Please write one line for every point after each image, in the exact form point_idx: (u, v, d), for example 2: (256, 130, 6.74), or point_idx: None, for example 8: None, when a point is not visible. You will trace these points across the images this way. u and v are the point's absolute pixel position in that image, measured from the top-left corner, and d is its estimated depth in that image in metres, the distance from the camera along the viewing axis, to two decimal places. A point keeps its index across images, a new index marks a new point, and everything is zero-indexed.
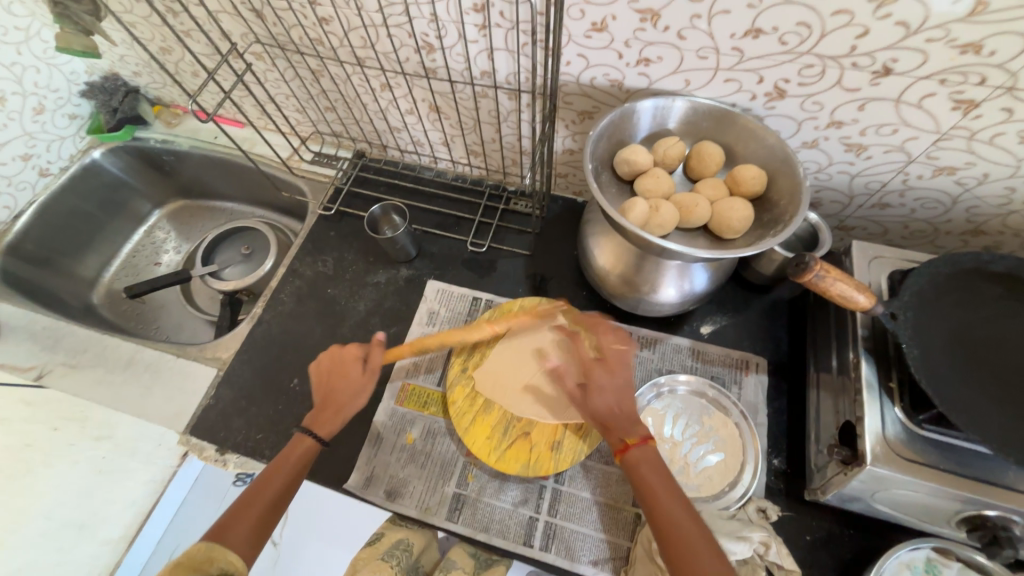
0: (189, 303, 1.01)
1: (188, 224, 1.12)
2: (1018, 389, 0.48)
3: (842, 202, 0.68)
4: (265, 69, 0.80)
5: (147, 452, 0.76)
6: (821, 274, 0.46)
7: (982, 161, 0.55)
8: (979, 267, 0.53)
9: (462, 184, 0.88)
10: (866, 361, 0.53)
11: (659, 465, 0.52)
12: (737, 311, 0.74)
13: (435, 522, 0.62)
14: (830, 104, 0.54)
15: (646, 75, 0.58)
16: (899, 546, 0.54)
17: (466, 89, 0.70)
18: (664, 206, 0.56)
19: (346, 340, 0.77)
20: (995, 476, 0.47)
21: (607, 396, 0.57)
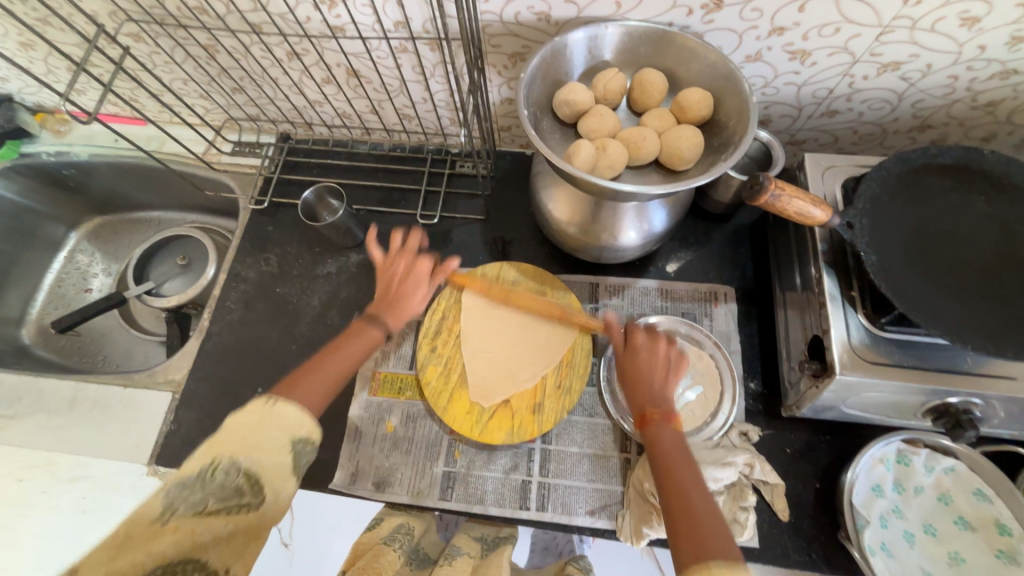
0: (133, 327, 0.94)
1: (114, 242, 1.02)
2: (972, 277, 0.48)
3: (792, 115, 0.66)
4: (149, 52, 0.70)
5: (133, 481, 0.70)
6: (776, 193, 0.44)
7: (925, 51, 0.53)
8: (927, 162, 0.52)
9: (401, 154, 0.82)
10: (828, 275, 0.53)
11: (685, 450, 0.46)
12: (700, 244, 0.73)
13: (428, 504, 0.61)
14: (769, 9, 0.51)
15: (573, 3, 0.53)
16: (872, 444, 0.56)
17: (382, 45, 0.63)
18: (610, 145, 0.52)
19: (306, 338, 0.72)
20: (954, 364, 0.49)
21: (633, 370, 0.51)
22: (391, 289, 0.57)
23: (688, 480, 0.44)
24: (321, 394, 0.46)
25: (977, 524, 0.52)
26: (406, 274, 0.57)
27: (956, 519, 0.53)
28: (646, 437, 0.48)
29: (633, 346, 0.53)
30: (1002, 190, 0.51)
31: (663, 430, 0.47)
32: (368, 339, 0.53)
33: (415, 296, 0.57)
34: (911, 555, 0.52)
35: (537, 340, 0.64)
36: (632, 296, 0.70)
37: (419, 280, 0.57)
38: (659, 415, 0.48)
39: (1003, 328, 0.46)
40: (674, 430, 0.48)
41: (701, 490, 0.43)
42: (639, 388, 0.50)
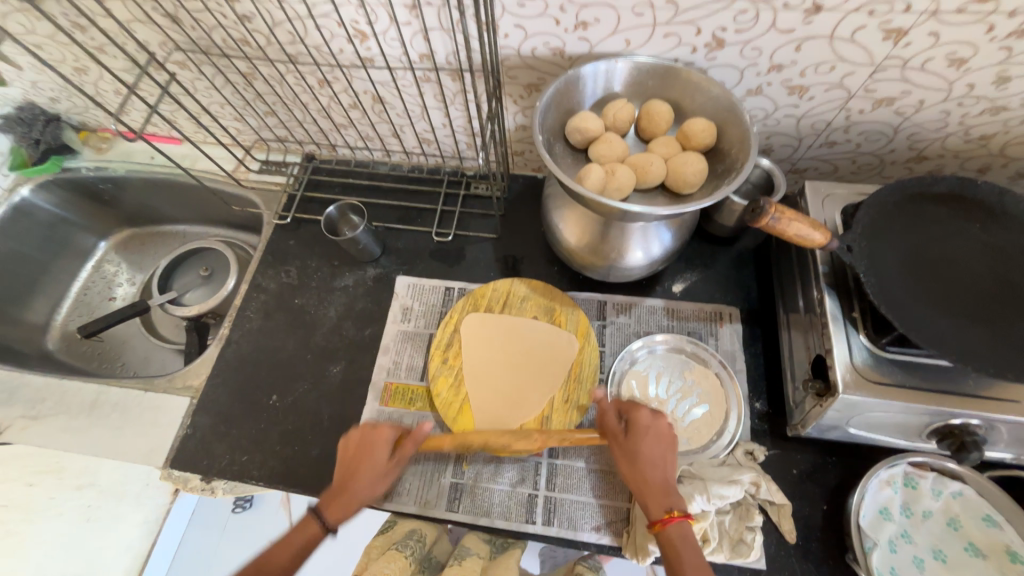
0: (153, 335, 0.97)
1: (140, 253, 1.07)
2: (970, 300, 0.50)
3: (793, 145, 0.69)
4: (192, 78, 0.76)
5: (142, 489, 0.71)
6: (776, 217, 0.47)
7: (917, 88, 0.57)
8: (923, 190, 0.55)
9: (419, 175, 0.86)
10: (830, 297, 0.55)
11: (698, 550, 0.48)
12: (705, 265, 0.75)
13: (435, 514, 0.62)
14: (768, 48, 0.55)
15: (586, 39, 0.57)
16: (878, 466, 0.56)
17: (407, 75, 0.68)
18: (619, 169, 0.55)
19: (321, 348, 0.74)
20: (956, 385, 0.50)
21: (643, 456, 0.53)
22: (347, 469, 0.57)
23: (692, 560, 0.47)
24: (297, 554, 0.51)
25: (987, 551, 0.52)
26: (360, 446, 0.58)
27: (967, 545, 0.53)
28: (662, 539, 0.49)
29: (640, 448, 0.53)
30: (996, 218, 0.53)
31: (647, 444, 0.53)
32: (308, 526, 0.53)
33: (369, 489, 0.55)
34: None
35: (544, 356, 0.66)
36: (638, 314, 0.72)
37: (375, 449, 0.57)
38: (676, 513, 0.49)
39: (1002, 351, 0.47)
40: (683, 528, 0.48)
41: (662, 462, 0.53)
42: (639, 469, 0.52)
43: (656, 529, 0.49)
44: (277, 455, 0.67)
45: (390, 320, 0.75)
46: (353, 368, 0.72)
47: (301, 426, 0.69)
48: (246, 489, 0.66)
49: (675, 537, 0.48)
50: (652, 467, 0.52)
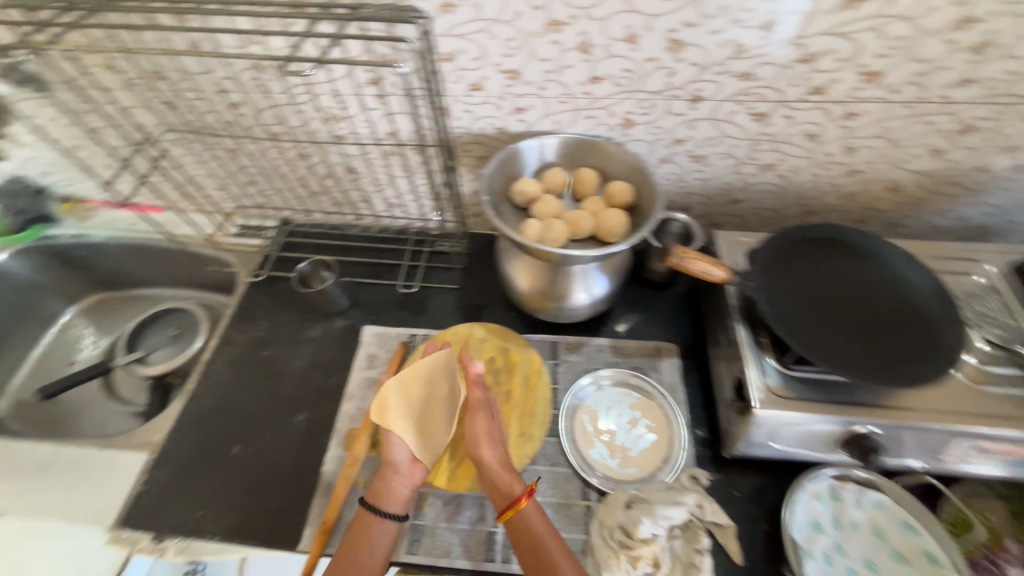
0: (113, 397, 0.95)
1: (109, 317, 1.09)
2: (850, 323, 0.59)
3: (706, 203, 0.82)
4: (182, 153, 0.85)
5: None
6: (679, 257, 0.57)
7: (788, 156, 0.71)
8: (805, 234, 0.66)
9: (387, 236, 0.95)
10: (741, 326, 0.64)
11: (539, 518, 0.57)
12: (644, 307, 0.84)
13: (395, 558, 0.62)
14: (668, 126, 0.69)
15: (524, 121, 0.70)
16: (804, 479, 0.61)
17: (376, 150, 0.79)
18: (554, 223, 0.65)
19: (286, 398, 0.77)
20: (852, 397, 0.58)
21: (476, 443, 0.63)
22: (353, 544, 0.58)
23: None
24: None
25: (909, 555, 0.56)
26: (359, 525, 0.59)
27: (893, 552, 0.56)
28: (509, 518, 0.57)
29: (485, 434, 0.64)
30: (864, 256, 0.65)
31: (478, 424, 0.64)
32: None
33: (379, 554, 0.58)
34: None
35: (499, 399, 0.70)
36: (587, 352, 0.78)
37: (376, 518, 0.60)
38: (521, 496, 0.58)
39: (878, 363, 0.55)
40: (529, 504, 0.58)
41: (544, 529, 0.56)
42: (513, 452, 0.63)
43: (506, 509, 0.58)
44: (235, 507, 0.67)
45: (355, 368, 0.78)
46: (317, 416, 0.74)
47: (261, 476, 0.69)
48: (199, 547, 0.65)
49: None
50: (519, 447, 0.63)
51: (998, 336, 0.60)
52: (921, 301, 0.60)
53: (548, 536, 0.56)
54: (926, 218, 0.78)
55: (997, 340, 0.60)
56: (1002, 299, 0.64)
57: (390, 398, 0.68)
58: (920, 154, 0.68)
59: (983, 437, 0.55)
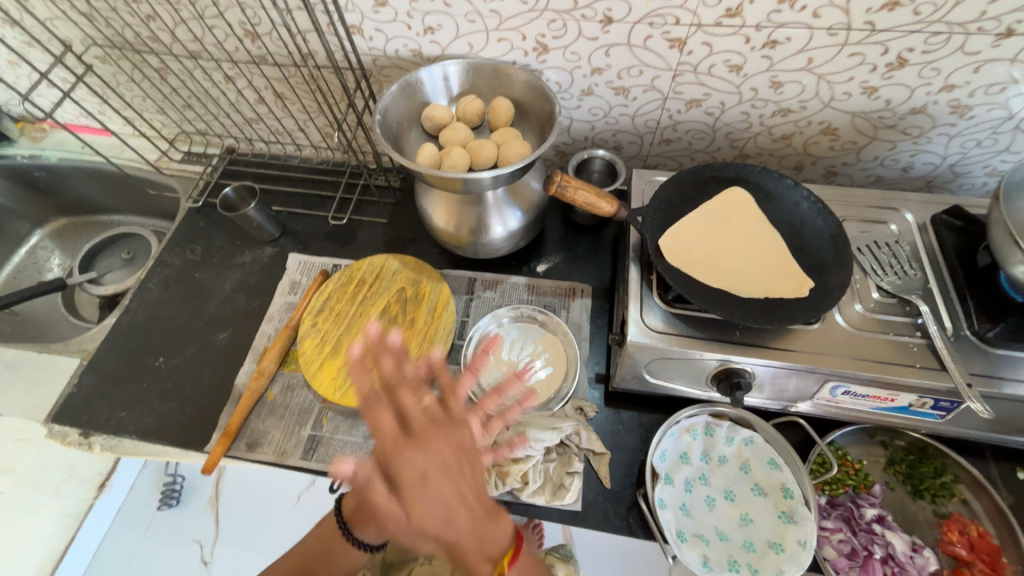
0: (73, 313, 1.00)
1: (74, 241, 1.13)
2: (741, 262, 0.58)
3: (637, 142, 0.79)
4: (112, 72, 0.85)
5: (48, 487, 0.76)
6: (561, 184, 0.56)
7: (714, 91, 0.67)
8: (715, 174, 0.65)
9: (325, 167, 0.95)
10: (635, 264, 0.63)
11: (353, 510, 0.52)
12: (568, 249, 0.83)
13: (291, 462, 0.67)
14: (584, 53, 0.65)
15: (436, 43, 0.68)
16: (681, 414, 0.63)
17: (297, 73, 0.77)
18: (454, 149, 0.64)
19: (212, 317, 0.80)
20: (729, 335, 0.57)
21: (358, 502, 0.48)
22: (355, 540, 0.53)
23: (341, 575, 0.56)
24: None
25: (768, 489, 0.58)
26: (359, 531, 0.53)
27: (753, 485, 0.59)
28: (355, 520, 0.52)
29: (417, 421, 0.44)
30: (771, 199, 0.62)
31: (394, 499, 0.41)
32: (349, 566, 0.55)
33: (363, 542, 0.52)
34: (708, 516, 0.57)
35: (404, 329, 0.72)
36: (502, 289, 0.79)
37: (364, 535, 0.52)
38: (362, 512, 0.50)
39: (753, 304, 0.54)
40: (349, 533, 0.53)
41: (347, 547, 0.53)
42: (421, 533, 0.41)
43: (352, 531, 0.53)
44: (154, 410, 0.72)
45: (278, 292, 0.81)
46: (238, 334, 0.78)
47: (181, 385, 0.74)
48: (124, 444, 0.71)
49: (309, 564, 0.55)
50: (444, 506, 0.41)
51: (894, 285, 0.58)
52: (817, 245, 0.58)
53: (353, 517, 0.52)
54: (867, 166, 0.74)
55: (889, 288, 0.58)
56: (912, 249, 0.61)
57: (307, 324, 0.73)
58: (852, 92, 0.64)
59: (852, 381, 0.55)
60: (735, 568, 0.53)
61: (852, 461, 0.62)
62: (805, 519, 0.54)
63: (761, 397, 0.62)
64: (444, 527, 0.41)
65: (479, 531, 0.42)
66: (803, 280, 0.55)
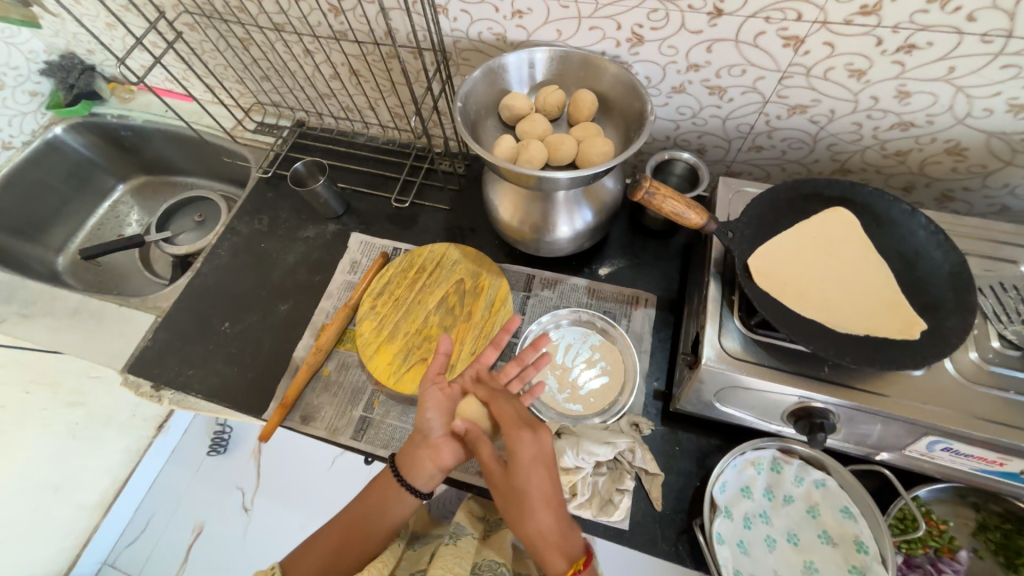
0: (147, 269, 1.06)
1: (152, 200, 1.19)
2: (839, 292, 0.53)
3: (724, 146, 0.73)
4: (199, 39, 0.87)
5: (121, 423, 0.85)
6: (650, 191, 0.52)
7: (825, 97, 0.60)
8: (815, 191, 0.59)
9: (391, 147, 0.94)
10: (714, 281, 0.59)
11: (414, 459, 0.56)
12: (633, 254, 0.79)
13: (341, 441, 0.68)
14: (683, 47, 0.60)
15: (523, 27, 0.64)
16: (746, 446, 0.59)
17: (375, 51, 0.76)
18: (532, 143, 0.61)
19: (275, 288, 0.82)
20: (817, 371, 0.52)
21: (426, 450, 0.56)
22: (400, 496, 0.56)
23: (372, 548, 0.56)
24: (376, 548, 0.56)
25: (838, 539, 0.53)
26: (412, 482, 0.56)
27: (821, 532, 0.54)
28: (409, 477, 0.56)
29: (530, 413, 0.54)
30: (881, 224, 0.56)
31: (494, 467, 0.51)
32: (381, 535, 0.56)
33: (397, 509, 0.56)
34: (767, 558, 0.54)
35: (460, 322, 0.71)
36: (561, 290, 0.76)
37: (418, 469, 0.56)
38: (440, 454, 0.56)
39: (851, 341, 0.49)
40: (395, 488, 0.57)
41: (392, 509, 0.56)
42: (521, 507, 0.48)
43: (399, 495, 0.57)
44: (218, 373, 0.75)
45: (338, 270, 0.82)
46: (298, 308, 0.80)
47: (243, 351, 0.77)
48: (190, 401, 0.74)
49: (359, 527, 0.56)
50: (538, 494, 0.48)
51: (1019, 335, 0.51)
52: (932, 282, 0.52)
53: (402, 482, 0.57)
54: (992, 194, 0.66)
55: (1013, 339, 0.51)
56: None
57: (366, 306, 0.73)
58: (994, 109, 0.55)
59: (956, 438, 0.49)
60: None
61: (936, 520, 0.56)
62: None
63: (840, 440, 0.57)
64: (535, 501, 0.48)
65: (564, 524, 0.48)
66: (913, 320, 0.49)
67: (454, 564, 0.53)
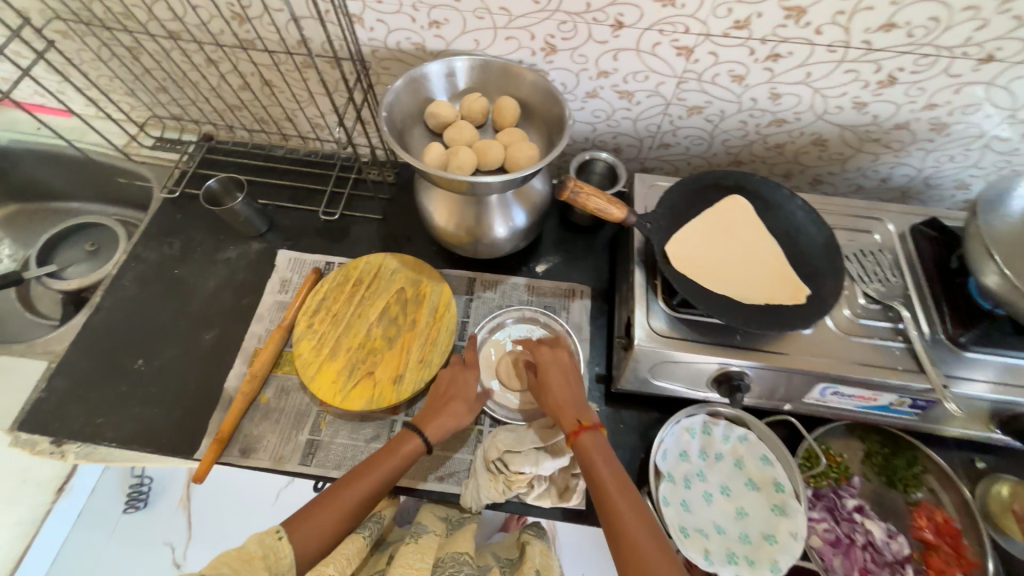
0: (30, 310, 0.92)
1: (27, 230, 1.03)
2: (742, 270, 0.60)
3: (637, 145, 0.80)
4: (75, 48, 0.78)
5: None
6: (574, 191, 0.57)
7: (715, 99, 0.69)
8: (715, 182, 0.67)
9: (313, 159, 0.91)
10: (639, 268, 0.64)
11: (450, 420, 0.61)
12: (567, 249, 0.84)
13: (288, 468, 0.65)
14: (592, 55, 0.65)
15: (441, 37, 0.66)
16: (679, 415, 0.65)
17: (288, 61, 0.73)
18: (461, 150, 0.63)
19: (195, 316, 0.76)
20: (730, 340, 0.59)
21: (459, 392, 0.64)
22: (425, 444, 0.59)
23: (353, 516, 0.52)
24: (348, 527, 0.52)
25: (761, 484, 0.61)
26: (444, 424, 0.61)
27: (747, 481, 0.62)
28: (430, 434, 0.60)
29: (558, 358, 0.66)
30: (768, 208, 0.65)
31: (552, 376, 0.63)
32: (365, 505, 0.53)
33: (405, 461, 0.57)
34: (706, 511, 0.60)
35: (407, 332, 0.70)
36: (502, 290, 0.79)
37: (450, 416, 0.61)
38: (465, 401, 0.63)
39: (754, 310, 0.57)
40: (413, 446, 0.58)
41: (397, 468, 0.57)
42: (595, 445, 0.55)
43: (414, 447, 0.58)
44: (135, 416, 0.68)
45: (267, 291, 0.77)
46: (224, 335, 0.74)
47: (164, 389, 0.70)
48: (103, 451, 0.67)
49: (355, 492, 0.53)
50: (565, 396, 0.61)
51: (877, 292, 0.62)
52: (812, 253, 0.61)
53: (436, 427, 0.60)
54: (851, 176, 0.78)
55: (874, 295, 0.62)
56: (893, 258, 0.66)
57: (303, 325, 0.70)
58: (844, 106, 0.67)
59: (841, 383, 0.58)
60: (733, 561, 0.56)
61: (834, 455, 0.66)
62: (796, 512, 0.57)
63: (755, 398, 0.65)
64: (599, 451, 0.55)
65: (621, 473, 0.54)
66: (800, 287, 0.58)
67: (416, 559, 0.50)
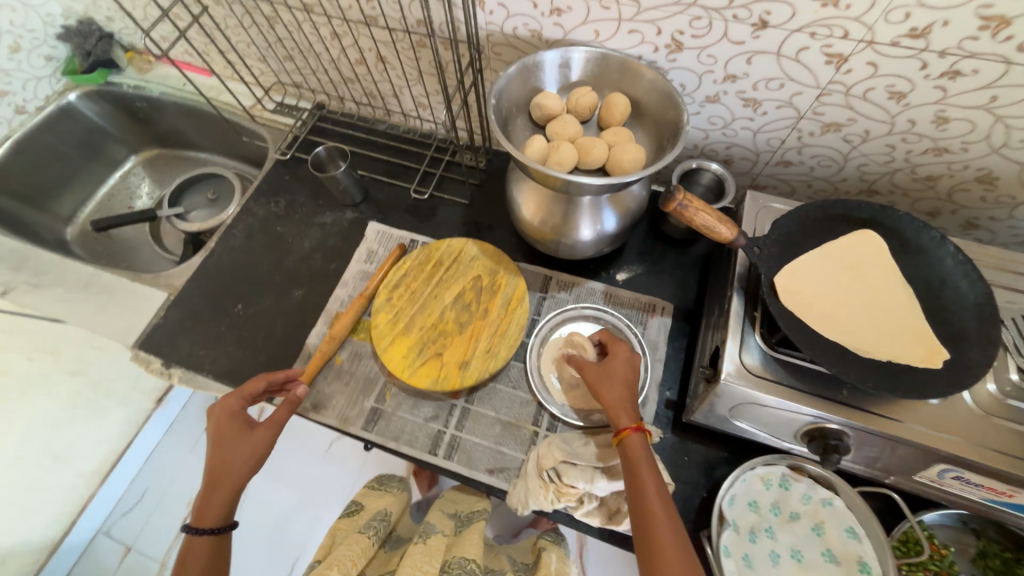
0: (157, 244, 1.05)
1: (164, 172, 1.17)
2: (865, 318, 0.52)
3: (751, 159, 0.72)
4: (223, 14, 0.85)
5: None
6: (683, 203, 0.52)
7: (861, 117, 0.60)
8: (846, 213, 0.59)
9: (411, 137, 0.93)
10: (737, 296, 0.59)
11: (229, 467, 0.54)
12: (652, 260, 0.79)
13: (350, 431, 0.68)
14: (722, 57, 0.59)
15: (560, 25, 0.63)
16: (755, 462, 0.60)
17: (405, 39, 0.75)
18: (563, 145, 0.60)
19: (289, 272, 0.82)
20: (835, 393, 0.52)
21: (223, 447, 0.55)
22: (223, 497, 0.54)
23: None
24: None
25: (842, 559, 0.54)
26: (212, 475, 0.54)
27: (825, 551, 0.55)
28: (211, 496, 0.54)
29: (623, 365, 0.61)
30: (908, 250, 0.56)
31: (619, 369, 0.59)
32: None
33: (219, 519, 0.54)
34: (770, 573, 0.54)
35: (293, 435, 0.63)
36: (578, 293, 0.77)
37: (232, 465, 0.54)
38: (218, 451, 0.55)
39: (872, 365, 0.49)
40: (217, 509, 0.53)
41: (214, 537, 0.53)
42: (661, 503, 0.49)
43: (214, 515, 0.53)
44: (229, 355, 0.75)
45: (355, 259, 0.81)
46: (312, 294, 0.79)
47: (255, 334, 0.76)
48: (198, 379, 0.74)
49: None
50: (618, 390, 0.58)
51: None
52: (958, 311, 0.52)
53: (217, 473, 0.54)
54: (1018, 225, 0.65)
55: None
56: None
57: (383, 297, 0.73)
58: None
59: (969, 468, 0.49)
60: None
61: (938, 545, 0.57)
62: None
63: (849, 461, 0.57)
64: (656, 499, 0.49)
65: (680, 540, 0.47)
66: (936, 350, 0.49)
67: (424, 561, 0.61)
